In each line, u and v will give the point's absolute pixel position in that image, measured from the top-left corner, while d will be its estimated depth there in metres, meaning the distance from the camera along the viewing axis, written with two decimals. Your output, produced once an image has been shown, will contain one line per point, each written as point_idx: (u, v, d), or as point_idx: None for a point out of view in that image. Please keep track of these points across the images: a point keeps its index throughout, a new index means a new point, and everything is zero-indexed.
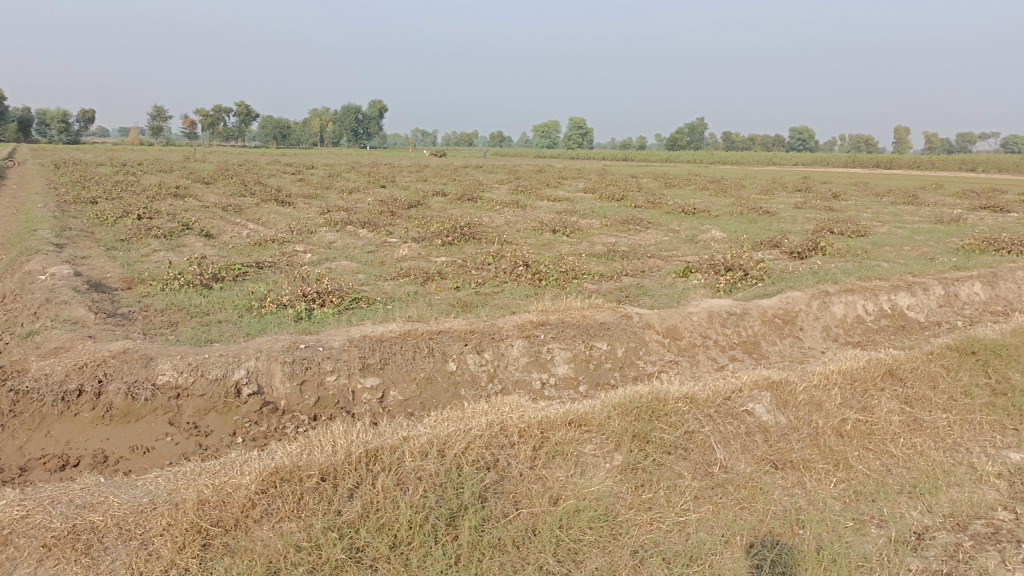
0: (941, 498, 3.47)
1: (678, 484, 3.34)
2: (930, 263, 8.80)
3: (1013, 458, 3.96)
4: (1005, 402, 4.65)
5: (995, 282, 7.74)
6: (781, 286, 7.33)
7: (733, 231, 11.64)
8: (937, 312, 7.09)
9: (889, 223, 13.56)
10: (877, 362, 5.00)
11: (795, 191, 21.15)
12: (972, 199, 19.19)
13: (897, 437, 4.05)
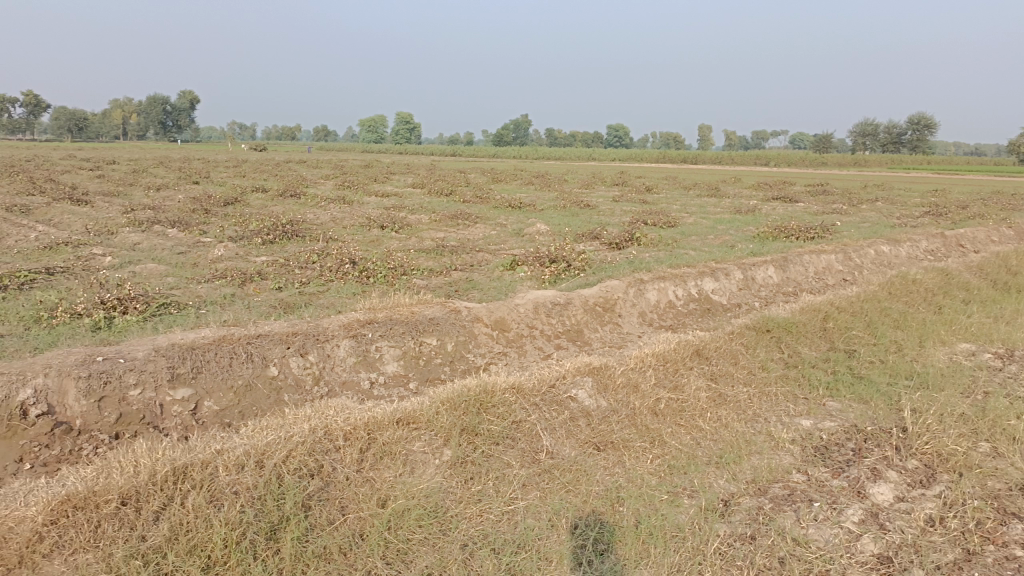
0: (744, 465, 3.79)
1: (506, 474, 3.42)
2: (731, 250, 9.62)
3: (803, 424, 4.41)
4: (794, 374, 5.18)
5: (785, 266, 8.61)
6: (601, 275, 7.70)
7: (557, 224, 12.07)
8: (737, 294, 7.77)
9: (696, 214, 14.67)
10: (687, 343, 5.38)
11: (613, 185, 22.31)
12: (765, 192, 21.21)
13: (705, 412, 4.39)
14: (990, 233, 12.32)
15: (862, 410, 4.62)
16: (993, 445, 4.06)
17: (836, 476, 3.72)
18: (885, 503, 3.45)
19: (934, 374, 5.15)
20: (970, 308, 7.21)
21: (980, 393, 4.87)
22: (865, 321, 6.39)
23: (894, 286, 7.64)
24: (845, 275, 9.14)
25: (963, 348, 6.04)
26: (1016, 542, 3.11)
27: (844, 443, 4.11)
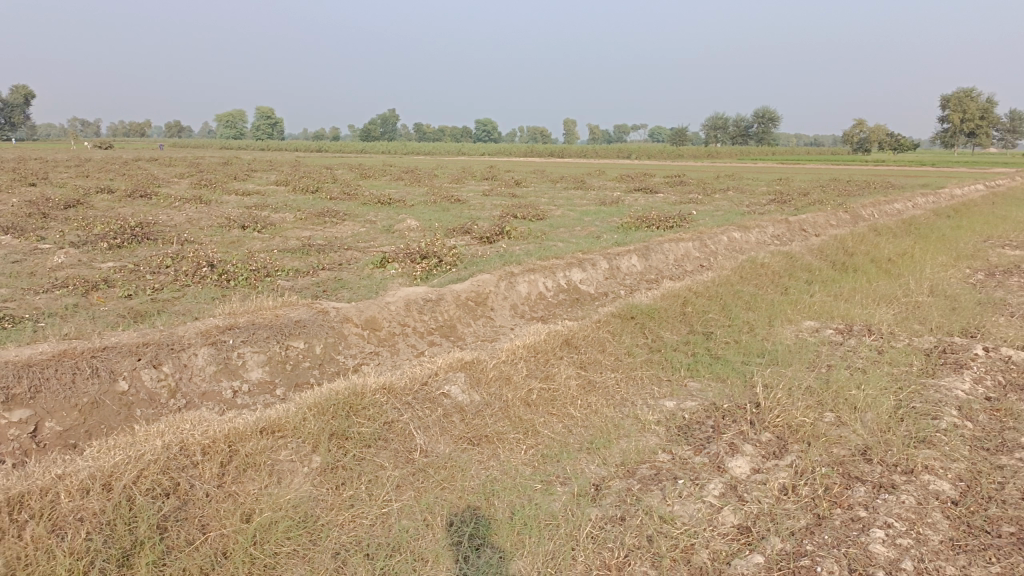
0: (613, 449, 3.92)
1: (379, 477, 3.36)
2: (596, 241, 9.93)
3: (667, 405, 4.61)
4: (658, 358, 5.41)
5: (648, 255, 8.98)
6: (472, 270, 7.73)
7: (427, 219, 12.00)
8: (604, 283, 8.02)
9: (563, 207, 15.02)
10: (557, 333, 5.50)
11: (482, 179, 22.45)
12: (627, 183, 22.03)
13: (575, 400, 4.50)
14: (827, 218, 13.40)
15: (720, 388, 4.89)
16: (836, 414, 4.42)
17: (698, 453, 3.92)
18: (743, 476, 3.67)
19: (782, 351, 5.53)
20: (812, 288, 7.80)
21: (823, 366, 5.28)
22: (720, 305, 6.77)
23: (746, 270, 8.14)
24: (702, 261, 9.66)
25: (807, 325, 6.53)
26: (858, 503, 3.40)
27: (704, 421, 4.34)
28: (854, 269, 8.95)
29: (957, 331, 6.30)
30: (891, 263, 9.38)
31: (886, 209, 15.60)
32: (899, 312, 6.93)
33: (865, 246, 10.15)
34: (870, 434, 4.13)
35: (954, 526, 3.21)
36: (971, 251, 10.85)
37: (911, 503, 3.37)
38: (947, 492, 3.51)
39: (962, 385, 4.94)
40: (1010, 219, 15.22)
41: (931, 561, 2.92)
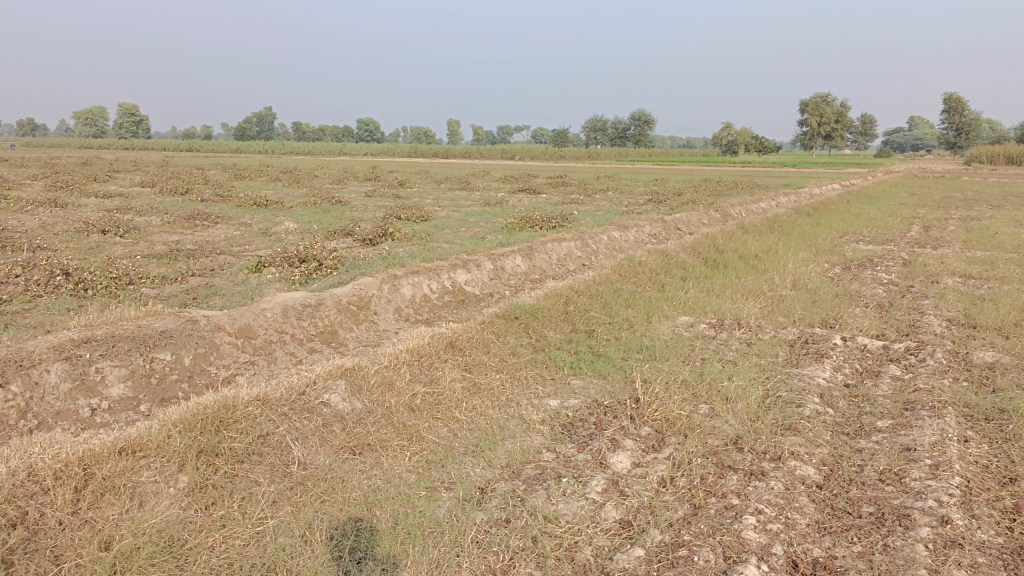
0: (499, 451, 3.91)
1: (254, 493, 3.21)
2: (481, 241, 9.94)
3: (551, 404, 4.66)
4: (542, 358, 5.47)
5: (531, 255, 9.07)
6: (354, 273, 7.55)
7: (306, 221, 11.64)
8: (489, 284, 8.03)
9: (447, 207, 14.96)
10: (441, 336, 5.45)
11: (365, 180, 22.04)
12: (511, 184, 22.24)
13: (460, 403, 4.47)
14: (700, 217, 14.04)
15: (602, 385, 4.99)
16: (710, 405, 4.60)
17: (582, 451, 3.98)
18: (624, 471, 3.76)
19: (660, 347, 5.72)
20: (687, 285, 8.13)
21: (698, 359, 5.49)
22: (602, 303, 6.92)
23: (625, 269, 8.38)
24: (584, 260, 9.86)
25: (683, 320, 6.79)
26: (732, 491, 3.54)
27: (587, 418, 4.41)
28: (725, 265, 9.41)
29: (818, 322, 6.74)
30: (758, 259, 9.93)
31: (753, 208, 16.52)
32: (766, 305, 7.33)
33: (734, 244, 10.69)
34: (742, 424, 4.33)
35: (818, 509, 3.41)
36: (828, 246, 11.65)
37: (780, 488, 3.55)
38: (812, 476, 3.73)
39: (823, 373, 5.27)
40: (861, 217, 16.49)
41: (799, 544, 3.09)
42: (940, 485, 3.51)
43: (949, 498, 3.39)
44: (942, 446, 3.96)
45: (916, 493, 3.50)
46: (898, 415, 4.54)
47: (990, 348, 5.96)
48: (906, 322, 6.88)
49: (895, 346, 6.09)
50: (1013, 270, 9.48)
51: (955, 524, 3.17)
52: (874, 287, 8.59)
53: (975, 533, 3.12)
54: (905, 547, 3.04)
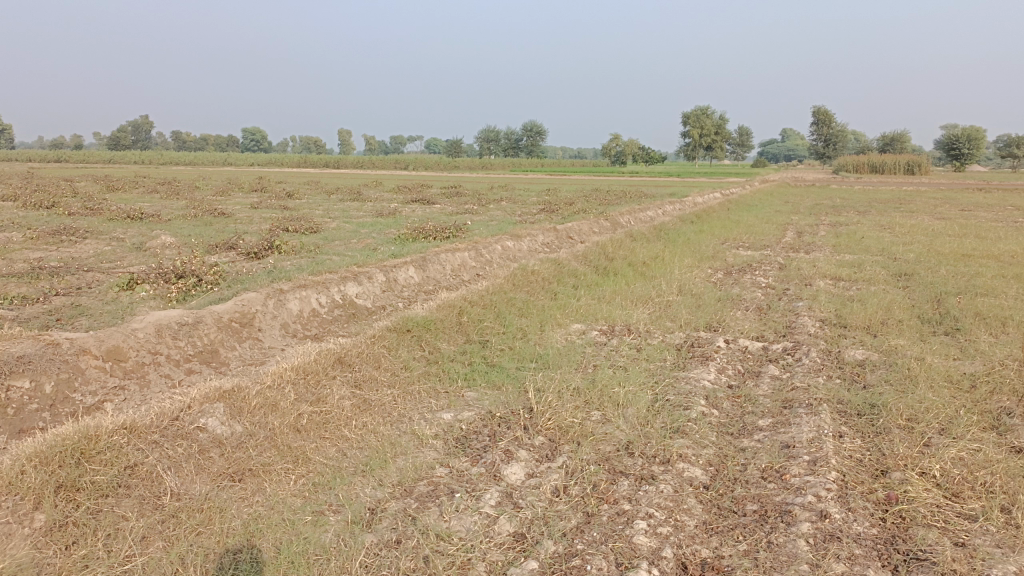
0: (389, 469, 3.80)
1: (119, 529, 3.02)
2: (372, 253, 9.74)
3: (444, 417, 4.57)
4: (435, 370, 5.38)
5: (424, 265, 8.96)
6: (237, 288, 7.21)
7: (186, 235, 11.05)
8: (381, 296, 7.86)
9: (338, 219, 14.60)
10: (329, 351, 5.26)
11: (250, 191, 21.21)
12: (404, 194, 21.99)
13: (349, 421, 4.33)
14: (591, 225, 14.33)
15: (496, 396, 4.95)
16: (602, 412, 4.65)
17: (476, 464, 3.92)
18: (518, 482, 3.73)
19: (554, 355, 5.75)
20: (579, 293, 8.25)
21: (590, 366, 5.56)
22: (495, 313, 6.90)
23: (518, 278, 8.41)
24: (478, 270, 9.84)
25: (576, 328, 6.87)
26: (624, 496, 3.58)
27: (481, 430, 4.36)
28: (615, 273, 9.62)
29: (703, 326, 6.98)
30: (647, 266, 10.22)
31: (642, 216, 17.02)
32: (655, 311, 7.53)
33: (624, 251, 10.96)
34: (633, 429, 4.40)
35: (706, 509, 3.49)
36: (711, 252, 12.15)
37: (669, 491, 3.62)
38: (699, 477, 3.82)
39: (708, 375, 5.45)
40: (741, 224, 17.32)
41: (688, 546, 3.14)
42: (817, 480, 3.67)
43: (826, 493, 3.55)
44: (819, 442, 4.15)
45: (797, 489, 3.65)
46: (778, 414, 4.74)
47: (858, 346, 6.34)
48: (784, 323, 7.23)
49: (774, 346, 6.39)
50: (876, 271, 10.19)
51: (833, 518, 3.32)
52: (754, 291, 9.01)
53: (851, 525, 3.28)
54: (788, 542, 3.15)
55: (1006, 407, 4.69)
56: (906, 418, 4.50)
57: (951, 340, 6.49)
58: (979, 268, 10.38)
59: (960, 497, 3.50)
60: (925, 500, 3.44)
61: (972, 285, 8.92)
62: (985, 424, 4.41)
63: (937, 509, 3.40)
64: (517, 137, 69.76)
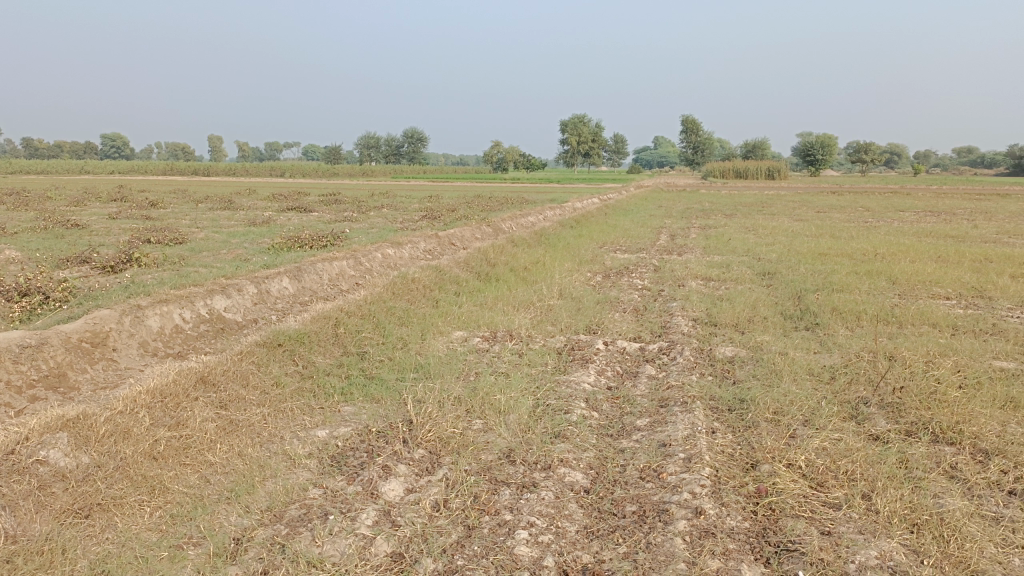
0: (257, 494, 3.56)
1: None
2: (243, 264, 9.27)
3: (318, 435, 4.35)
4: (309, 386, 5.14)
5: (299, 276, 8.61)
6: (89, 305, 6.64)
7: (32, 249, 10.13)
8: (252, 310, 7.47)
9: (207, 229, 13.84)
10: (190, 371, 4.91)
11: (110, 201, 19.82)
12: (279, 203, 21.19)
13: (213, 445, 4.04)
14: (473, 232, 14.30)
15: (375, 409, 4.77)
16: (484, 420, 4.58)
17: (352, 482, 3.74)
18: (396, 499, 3.59)
19: (434, 364, 5.63)
20: (461, 299, 8.17)
21: (472, 374, 5.48)
22: (373, 323, 6.70)
23: (398, 286, 8.22)
24: (357, 279, 9.56)
25: (457, 335, 6.78)
26: (504, 506, 3.52)
27: (358, 446, 4.18)
28: (497, 279, 9.61)
29: (583, 329, 7.06)
30: (528, 271, 10.28)
31: (523, 222, 17.18)
32: (536, 316, 7.56)
33: (505, 257, 10.99)
34: (514, 436, 4.35)
35: (587, 513, 3.49)
36: (590, 257, 12.39)
37: (550, 498, 3.59)
38: (580, 481, 3.82)
39: (588, 378, 5.50)
40: (619, 228, 17.85)
41: (569, 552, 3.12)
42: (692, 478, 3.76)
43: (701, 490, 3.63)
44: (693, 439, 4.26)
45: (674, 487, 3.71)
46: (655, 413, 4.83)
47: (729, 343, 6.61)
48: (659, 324, 7.44)
49: (651, 347, 6.55)
50: (743, 271, 10.71)
51: (707, 514, 3.39)
52: (631, 293, 9.24)
53: (725, 520, 3.36)
54: (666, 542, 3.19)
55: (862, 397, 5.00)
56: (773, 412, 4.70)
57: (811, 334, 6.89)
58: (834, 265, 11.13)
59: (824, 486, 3.67)
60: (792, 492, 3.59)
61: (829, 282, 9.53)
62: (845, 414, 4.68)
63: (803, 499, 3.55)
64: (399, 143, 69.13)
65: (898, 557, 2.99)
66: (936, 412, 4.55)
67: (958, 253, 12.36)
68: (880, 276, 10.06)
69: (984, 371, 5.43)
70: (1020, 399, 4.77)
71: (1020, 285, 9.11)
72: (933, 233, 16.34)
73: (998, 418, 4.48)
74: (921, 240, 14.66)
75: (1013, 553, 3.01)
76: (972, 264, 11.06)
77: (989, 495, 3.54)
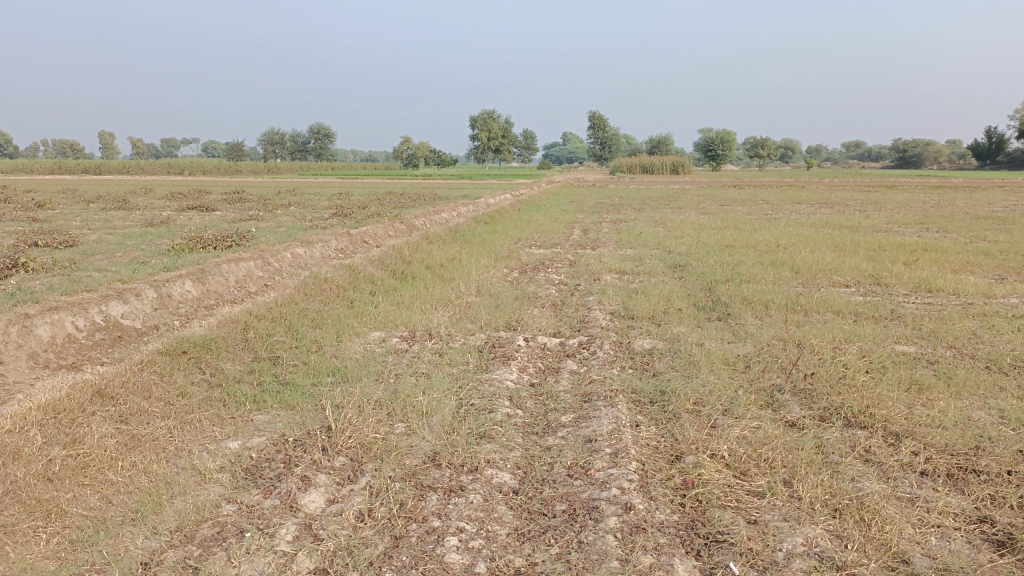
0: (165, 513, 3.31)
1: None
2: (142, 267, 8.74)
3: (231, 447, 4.11)
4: (218, 395, 4.86)
5: (203, 278, 8.18)
6: None
7: None
8: (152, 316, 7.03)
9: (99, 231, 13.00)
10: (86, 383, 4.56)
11: None
12: (177, 202, 20.18)
13: (114, 463, 3.75)
14: (386, 229, 14.01)
15: (290, 417, 4.55)
16: (406, 423, 4.45)
17: (268, 496, 3.54)
18: (318, 511, 3.41)
19: (351, 367, 5.43)
20: (376, 299, 7.96)
21: (391, 376, 5.31)
22: (285, 326, 6.42)
23: (309, 286, 7.94)
24: (266, 280, 9.17)
25: (374, 336, 6.58)
26: (432, 513, 3.40)
27: (274, 457, 3.97)
28: (413, 276, 9.43)
29: (502, 326, 6.99)
30: (444, 268, 10.15)
31: (437, 218, 17.02)
32: (455, 314, 7.44)
33: (420, 254, 10.80)
34: (438, 438, 4.23)
35: (517, 515, 3.42)
36: (505, 252, 12.36)
37: (479, 501, 3.50)
38: (508, 482, 3.75)
39: (511, 375, 5.44)
40: (532, 223, 17.92)
41: (501, 557, 3.04)
42: (620, 473, 3.75)
43: (629, 484, 3.63)
44: (619, 433, 4.26)
45: (602, 483, 3.69)
46: (579, 408, 4.82)
47: (646, 335, 6.70)
48: (578, 318, 7.48)
49: (571, 341, 6.55)
50: (655, 264, 10.93)
51: (637, 509, 3.39)
52: (548, 288, 9.26)
53: (655, 515, 3.36)
54: (597, 540, 3.15)
55: (776, 384, 5.15)
56: (693, 403, 4.77)
57: (724, 324, 7.06)
58: (740, 256, 11.51)
59: (747, 475, 3.73)
60: (718, 482, 3.63)
61: (737, 273, 9.84)
62: (761, 402, 4.79)
63: (728, 488, 3.60)
64: (305, 140, 67.37)
65: (823, 543, 3.06)
66: (846, 397, 4.73)
67: (853, 242, 13.01)
68: (784, 266, 10.46)
69: (887, 356, 5.70)
70: (921, 381, 5.02)
71: (911, 272, 9.68)
72: (828, 223, 17.21)
73: (904, 401, 4.69)
74: (819, 231, 15.38)
75: (929, 532, 3.14)
76: (867, 253, 11.66)
77: (902, 476, 3.68)
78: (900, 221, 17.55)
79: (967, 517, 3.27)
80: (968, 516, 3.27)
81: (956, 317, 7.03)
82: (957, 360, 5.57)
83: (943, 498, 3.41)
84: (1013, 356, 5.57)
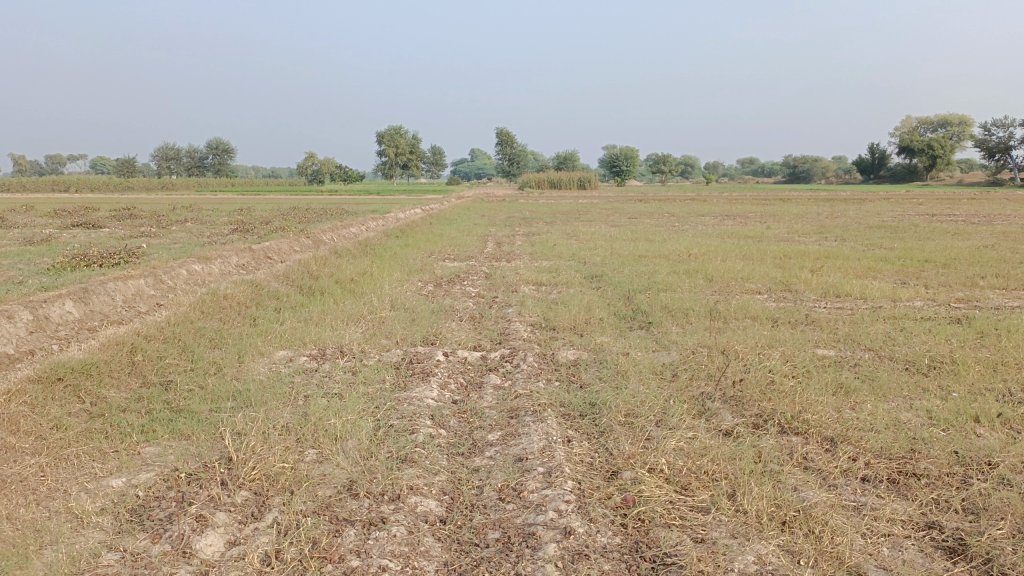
0: (32, 568, 2.79)
1: None
2: (16, 288, 7.90)
3: (113, 485, 3.59)
4: (100, 426, 4.29)
5: (86, 298, 7.43)
6: None
7: None
8: (27, 340, 6.28)
9: None
10: None
11: None
12: (61, 220, 18.74)
13: None
14: (291, 244, 13.37)
15: (184, 448, 4.05)
16: (318, 450, 4.02)
17: (158, 540, 3.06)
18: (215, 556, 2.96)
19: (255, 389, 4.95)
20: (282, 316, 7.43)
21: (301, 398, 4.86)
22: (178, 348, 5.83)
23: (207, 304, 7.34)
24: (158, 299, 8.43)
25: (281, 356, 6.09)
26: (350, 550, 3.01)
27: (165, 494, 3.47)
28: (321, 291, 8.93)
29: (419, 340, 6.62)
30: (354, 282, 9.67)
31: (346, 232, 16.47)
32: (368, 330, 7.00)
33: (329, 269, 10.28)
34: (354, 465, 3.83)
35: (446, 548, 3.08)
36: (418, 266, 11.94)
37: (403, 534, 3.14)
38: (434, 511, 3.40)
39: (431, 393, 5.08)
40: (444, 236, 17.59)
41: None
42: (555, 493, 3.46)
43: (567, 506, 3.35)
44: (551, 450, 3.98)
45: (537, 506, 3.40)
46: (506, 425, 4.52)
47: (570, 346, 6.49)
48: (498, 331, 7.19)
49: (492, 355, 6.26)
50: (572, 275, 10.80)
51: (577, 534, 3.11)
52: (465, 301, 8.94)
53: (596, 538, 3.09)
54: (538, 571, 2.85)
55: (706, 391, 5.01)
56: (625, 415, 4.55)
57: (646, 333, 6.94)
58: (653, 266, 11.54)
59: (688, 489, 3.52)
60: (659, 499, 3.40)
61: (653, 282, 9.80)
62: (694, 411, 4.63)
63: (670, 505, 3.37)
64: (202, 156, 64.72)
65: (775, 560, 2.87)
66: (777, 403, 4.62)
67: (760, 251, 13.32)
68: (697, 274, 10.53)
69: (810, 360, 5.68)
70: (847, 384, 4.99)
71: (818, 278, 9.92)
72: (734, 233, 17.69)
73: (834, 404, 4.64)
74: (725, 241, 15.73)
75: (881, 543, 3.00)
76: (774, 261, 11.92)
77: (844, 484, 3.57)
78: (798, 230, 18.20)
79: (916, 523, 3.17)
80: (917, 523, 3.17)
81: (868, 320, 7.16)
82: (877, 363, 5.61)
83: (889, 505, 3.30)
84: (929, 357, 5.65)
